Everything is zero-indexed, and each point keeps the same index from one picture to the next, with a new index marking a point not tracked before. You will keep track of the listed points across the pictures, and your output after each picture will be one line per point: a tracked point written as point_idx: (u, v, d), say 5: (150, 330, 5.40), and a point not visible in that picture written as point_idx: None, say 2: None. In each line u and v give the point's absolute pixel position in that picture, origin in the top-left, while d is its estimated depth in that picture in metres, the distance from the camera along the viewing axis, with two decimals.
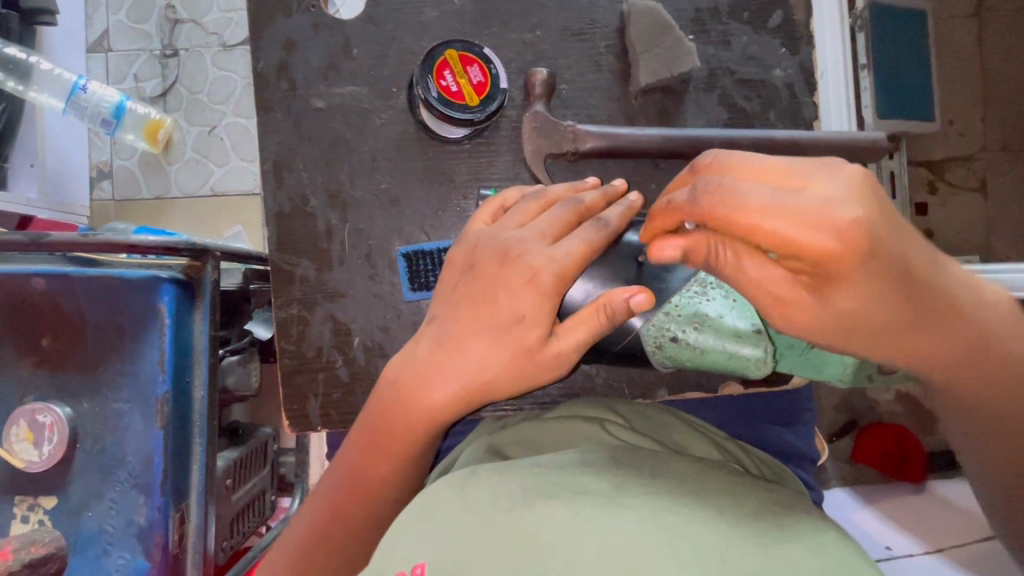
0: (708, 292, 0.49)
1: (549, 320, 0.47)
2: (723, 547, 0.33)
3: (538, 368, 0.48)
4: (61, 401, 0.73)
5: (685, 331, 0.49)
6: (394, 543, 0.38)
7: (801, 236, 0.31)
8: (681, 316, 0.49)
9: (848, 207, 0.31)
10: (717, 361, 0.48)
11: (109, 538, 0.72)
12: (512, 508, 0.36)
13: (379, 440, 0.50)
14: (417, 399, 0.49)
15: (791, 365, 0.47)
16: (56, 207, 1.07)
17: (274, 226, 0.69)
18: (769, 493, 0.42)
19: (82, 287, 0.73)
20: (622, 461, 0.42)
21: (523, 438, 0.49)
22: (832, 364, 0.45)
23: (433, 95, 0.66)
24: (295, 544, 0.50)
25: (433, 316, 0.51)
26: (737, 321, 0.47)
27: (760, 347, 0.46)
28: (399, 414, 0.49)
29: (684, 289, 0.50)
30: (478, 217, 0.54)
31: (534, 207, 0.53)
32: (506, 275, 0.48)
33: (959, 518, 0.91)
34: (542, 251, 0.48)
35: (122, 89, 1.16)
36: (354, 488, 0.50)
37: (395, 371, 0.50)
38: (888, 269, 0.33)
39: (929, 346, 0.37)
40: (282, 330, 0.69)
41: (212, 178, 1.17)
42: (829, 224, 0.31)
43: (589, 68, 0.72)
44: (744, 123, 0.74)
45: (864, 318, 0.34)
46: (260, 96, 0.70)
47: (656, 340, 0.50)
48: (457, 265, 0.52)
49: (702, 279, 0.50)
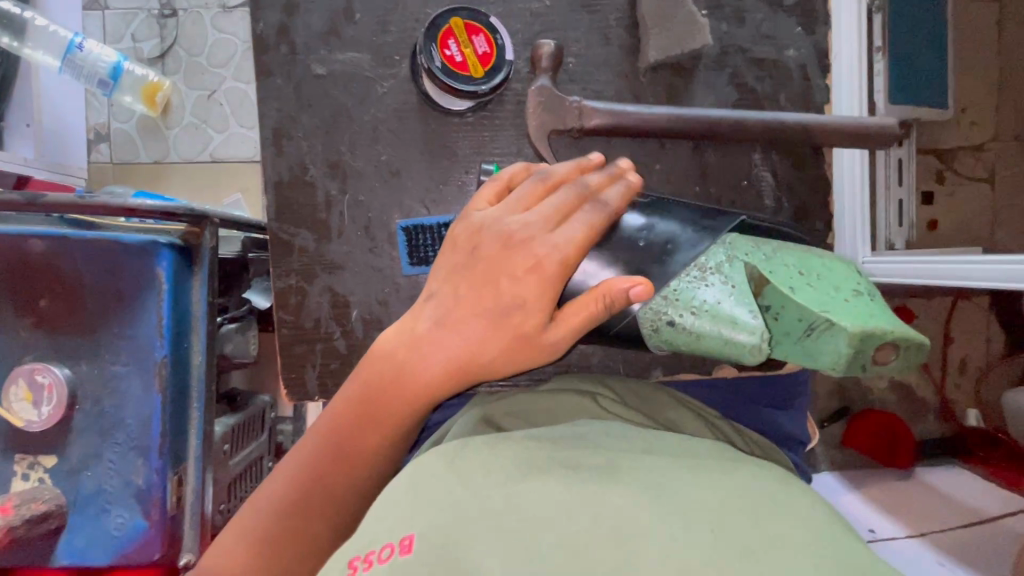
0: (706, 278, 0.47)
1: (549, 306, 0.47)
2: (717, 518, 0.34)
3: (534, 354, 0.48)
4: (60, 362, 0.73)
5: (682, 316, 0.47)
6: (384, 512, 0.37)
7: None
8: (679, 301, 0.47)
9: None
10: (711, 346, 0.46)
11: (108, 497, 0.73)
12: (506, 482, 0.36)
13: (370, 413, 0.50)
14: (412, 378, 0.49)
15: (787, 352, 0.45)
16: (53, 167, 1.05)
17: (273, 195, 0.69)
18: (761, 469, 0.42)
19: (80, 250, 0.72)
20: (616, 438, 0.42)
21: (515, 408, 0.48)
22: (826, 354, 0.43)
23: (436, 65, 0.64)
24: (272, 510, 0.49)
25: (430, 294, 0.50)
26: (735, 308, 0.45)
27: (755, 334, 0.44)
28: (392, 387, 0.49)
29: (681, 273, 0.48)
30: (480, 197, 0.53)
31: (541, 188, 0.51)
32: (509, 262, 0.47)
33: (945, 507, 0.93)
34: (545, 239, 0.47)
35: (120, 49, 1.13)
36: (344, 456, 0.50)
37: (392, 347, 0.50)
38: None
39: None
40: (281, 301, 0.69)
41: (211, 144, 1.16)
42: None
43: (598, 42, 0.70)
44: (752, 105, 0.73)
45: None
46: (260, 60, 0.68)
47: (652, 323, 0.49)
48: (460, 246, 0.50)
49: (701, 263, 0.48)
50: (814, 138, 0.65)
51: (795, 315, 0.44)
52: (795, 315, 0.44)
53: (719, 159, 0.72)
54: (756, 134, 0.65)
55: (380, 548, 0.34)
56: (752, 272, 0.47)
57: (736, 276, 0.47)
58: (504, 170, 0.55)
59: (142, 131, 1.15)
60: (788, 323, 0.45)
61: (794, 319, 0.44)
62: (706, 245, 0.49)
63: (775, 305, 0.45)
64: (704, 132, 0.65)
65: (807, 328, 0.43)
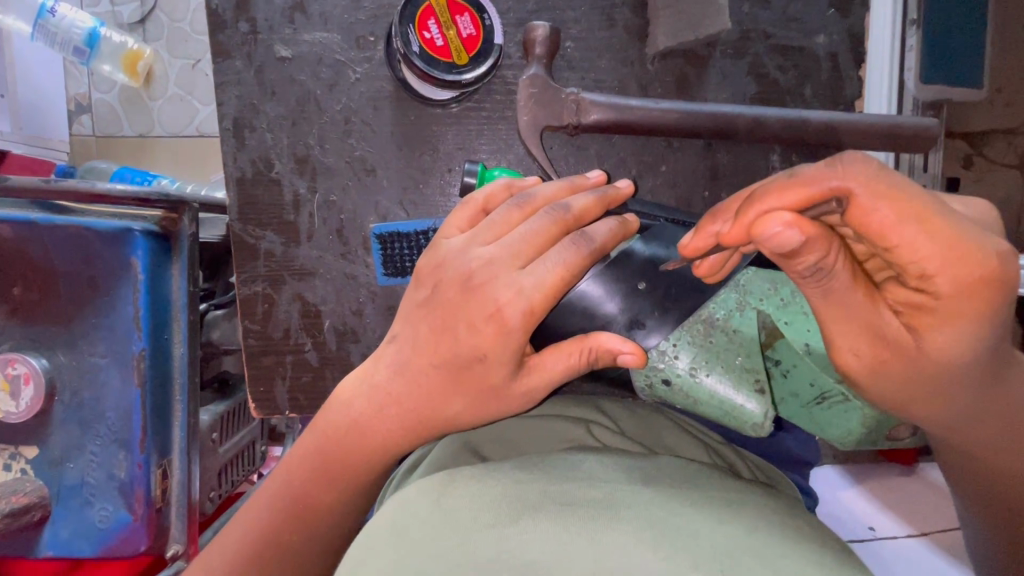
0: (712, 333, 0.44)
1: (516, 360, 0.43)
2: (728, 563, 0.30)
3: (502, 405, 0.45)
4: (36, 352, 0.70)
5: (680, 375, 0.44)
6: (364, 560, 0.34)
7: (944, 258, 0.30)
8: (679, 358, 0.44)
9: (999, 255, 0.30)
10: (711, 410, 0.44)
11: (91, 490, 0.72)
12: (496, 525, 0.33)
13: (327, 466, 0.48)
14: (370, 428, 0.47)
15: (792, 413, 0.45)
16: (31, 141, 1.00)
17: (235, 193, 0.64)
18: (769, 502, 0.39)
19: (50, 236, 0.69)
20: (612, 467, 0.39)
21: (500, 437, 0.45)
22: (835, 427, 0.43)
23: (414, 50, 0.58)
24: (235, 548, 0.48)
25: (394, 334, 0.48)
26: (738, 371, 0.43)
27: (762, 406, 0.42)
28: (353, 437, 0.47)
29: (685, 324, 0.45)
30: (453, 222, 0.49)
31: (518, 216, 0.46)
32: (469, 307, 0.44)
33: (925, 493, 0.98)
34: (509, 280, 0.43)
35: (97, 14, 1.06)
36: (302, 504, 0.48)
37: (350, 393, 0.48)
38: (1001, 312, 0.32)
39: (937, 402, 0.37)
40: (247, 310, 0.65)
41: (197, 118, 1.10)
42: (970, 259, 0.30)
43: (599, 24, 0.64)
44: (774, 97, 0.67)
45: (946, 360, 0.34)
46: (217, 40, 0.62)
47: (647, 379, 0.45)
48: (424, 282, 0.47)
49: (707, 316, 0.45)
50: (840, 138, 0.61)
51: (807, 379, 0.44)
52: (807, 380, 0.44)
53: (731, 160, 0.66)
54: (777, 135, 0.61)
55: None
56: (765, 321, 0.45)
57: (745, 328, 0.44)
58: (481, 192, 0.50)
59: (125, 103, 1.11)
60: (797, 384, 0.45)
61: (806, 384, 0.44)
62: (715, 291, 0.45)
63: (786, 362, 0.45)
64: (718, 129, 0.60)
65: (818, 395, 0.44)
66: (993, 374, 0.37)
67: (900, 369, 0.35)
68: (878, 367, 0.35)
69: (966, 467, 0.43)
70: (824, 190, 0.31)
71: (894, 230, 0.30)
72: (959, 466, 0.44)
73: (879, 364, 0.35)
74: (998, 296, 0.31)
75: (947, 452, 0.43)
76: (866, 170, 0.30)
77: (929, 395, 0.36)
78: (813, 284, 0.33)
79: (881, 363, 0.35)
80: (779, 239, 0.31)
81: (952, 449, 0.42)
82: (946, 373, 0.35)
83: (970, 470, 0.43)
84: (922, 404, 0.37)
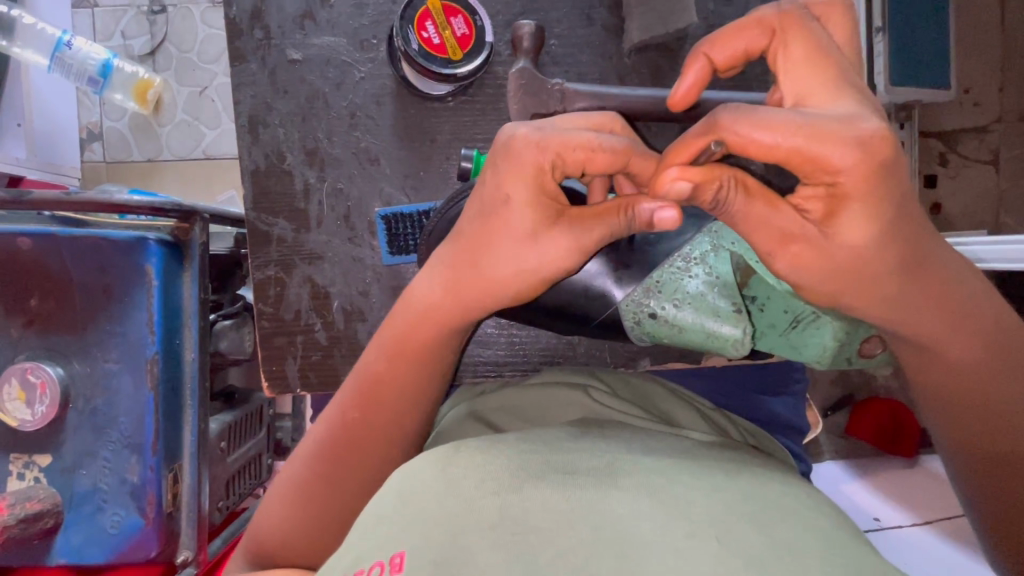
0: (691, 269, 0.48)
1: (538, 205, 0.39)
2: (723, 525, 0.32)
3: (531, 271, 0.40)
4: (52, 361, 0.73)
5: (663, 307, 0.49)
6: (373, 528, 0.36)
7: (815, 152, 0.30)
8: (660, 292, 0.49)
9: (870, 135, 0.29)
10: (695, 339, 0.48)
11: (103, 496, 0.74)
12: (500, 491, 0.35)
13: (371, 396, 0.46)
14: (422, 334, 0.44)
15: (771, 344, 0.48)
16: (45, 167, 1.05)
17: (250, 184, 0.68)
18: (762, 467, 0.41)
19: (69, 247, 0.72)
20: (604, 434, 0.42)
21: (503, 405, 0.49)
22: (812, 347, 0.46)
23: (413, 48, 0.62)
24: (279, 516, 0.46)
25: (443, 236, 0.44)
26: (717, 299, 0.46)
27: (738, 326, 0.45)
28: (414, 351, 0.45)
29: (663, 265, 0.50)
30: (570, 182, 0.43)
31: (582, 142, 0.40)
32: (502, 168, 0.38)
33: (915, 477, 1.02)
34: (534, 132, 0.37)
35: (110, 48, 1.13)
36: (349, 449, 0.46)
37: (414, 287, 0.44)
38: (897, 188, 0.31)
39: (876, 295, 0.35)
40: (260, 293, 0.69)
41: (203, 142, 1.16)
42: (842, 142, 0.29)
43: (580, 23, 0.69)
44: (742, 86, 0.71)
45: (862, 246, 0.33)
46: (233, 45, 0.67)
47: (634, 315, 0.51)
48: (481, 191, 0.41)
49: (685, 254, 0.49)
50: None
51: (780, 308, 0.47)
52: (781, 309, 0.47)
53: None
54: None
55: (368, 567, 0.33)
56: (738, 262, 0.47)
57: (721, 267, 0.47)
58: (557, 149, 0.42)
59: (135, 129, 1.16)
60: (773, 315, 0.47)
61: (780, 312, 0.46)
62: (691, 236, 0.50)
63: (761, 296, 0.47)
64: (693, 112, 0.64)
65: (792, 320, 0.46)
66: (930, 259, 0.35)
67: (818, 269, 0.34)
68: (798, 270, 0.34)
69: (936, 374, 0.39)
70: (702, 138, 0.33)
71: (767, 151, 0.30)
72: (920, 377, 0.40)
73: (800, 268, 0.34)
74: (885, 171, 0.30)
75: (911, 362, 0.40)
76: (736, 111, 0.31)
77: (856, 289, 0.35)
78: (726, 214, 0.35)
79: (808, 255, 0.34)
80: (676, 188, 0.33)
81: (913, 355, 0.39)
82: (861, 266, 0.34)
83: (938, 377, 0.39)
84: (851, 299, 0.35)
